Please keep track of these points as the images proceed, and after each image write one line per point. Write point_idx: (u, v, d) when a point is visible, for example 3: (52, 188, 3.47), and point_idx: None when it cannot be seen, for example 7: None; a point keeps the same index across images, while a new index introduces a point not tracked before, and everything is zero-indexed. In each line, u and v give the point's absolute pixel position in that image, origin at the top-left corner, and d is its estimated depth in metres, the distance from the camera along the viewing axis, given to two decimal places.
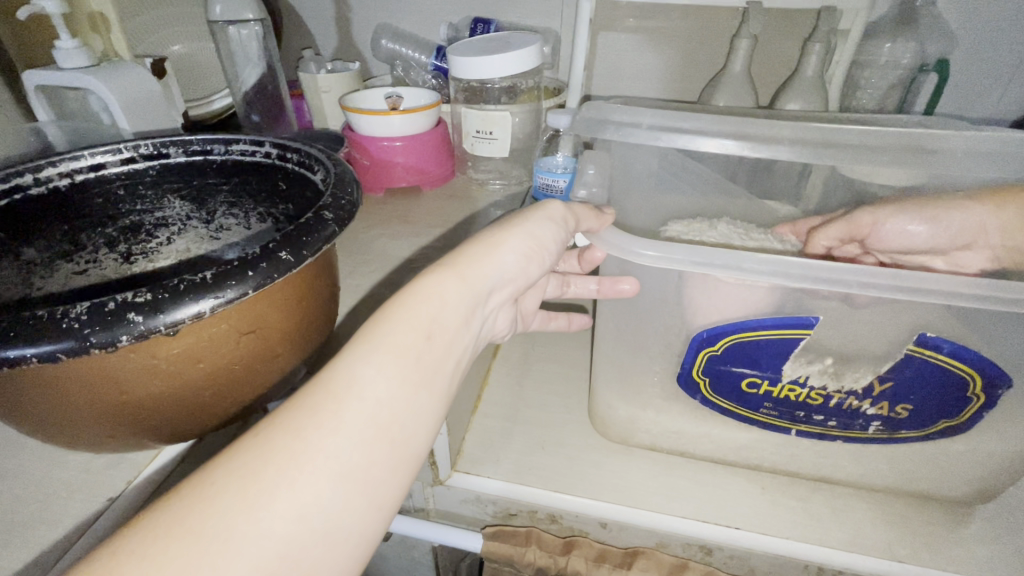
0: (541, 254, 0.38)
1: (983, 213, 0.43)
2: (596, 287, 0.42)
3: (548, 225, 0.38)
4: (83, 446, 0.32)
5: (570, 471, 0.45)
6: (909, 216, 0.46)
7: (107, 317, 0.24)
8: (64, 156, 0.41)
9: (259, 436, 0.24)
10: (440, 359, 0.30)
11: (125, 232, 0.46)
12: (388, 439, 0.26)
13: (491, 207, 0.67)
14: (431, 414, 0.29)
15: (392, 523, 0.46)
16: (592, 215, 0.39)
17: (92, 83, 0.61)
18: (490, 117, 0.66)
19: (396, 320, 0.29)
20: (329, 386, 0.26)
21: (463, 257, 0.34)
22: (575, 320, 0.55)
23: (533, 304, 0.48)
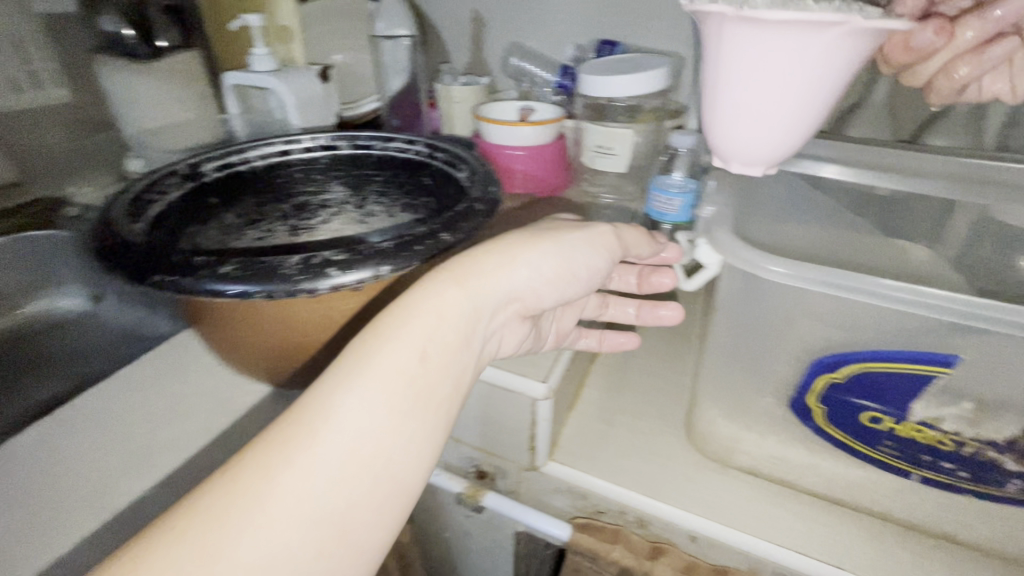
0: (573, 276, 0.40)
1: None
2: (633, 312, 0.50)
3: (592, 249, 0.40)
4: (264, 369, 0.41)
5: (663, 479, 0.45)
6: None
7: (313, 270, 0.30)
8: (264, 144, 0.53)
9: (227, 474, 0.27)
10: (426, 387, 0.31)
11: (296, 210, 0.50)
12: (370, 470, 0.28)
13: (602, 218, 0.70)
14: (427, 439, 0.31)
15: (488, 497, 0.49)
16: (646, 241, 0.44)
17: (278, 85, 0.73)
18: (612, 133, 0.70)
19: (388, 342, 0.31)
20: (307, 419, 0.29)
21: (455, 278, 0.35)
22: (612, 343, 0.51)
23: (570, 324, 0.46)
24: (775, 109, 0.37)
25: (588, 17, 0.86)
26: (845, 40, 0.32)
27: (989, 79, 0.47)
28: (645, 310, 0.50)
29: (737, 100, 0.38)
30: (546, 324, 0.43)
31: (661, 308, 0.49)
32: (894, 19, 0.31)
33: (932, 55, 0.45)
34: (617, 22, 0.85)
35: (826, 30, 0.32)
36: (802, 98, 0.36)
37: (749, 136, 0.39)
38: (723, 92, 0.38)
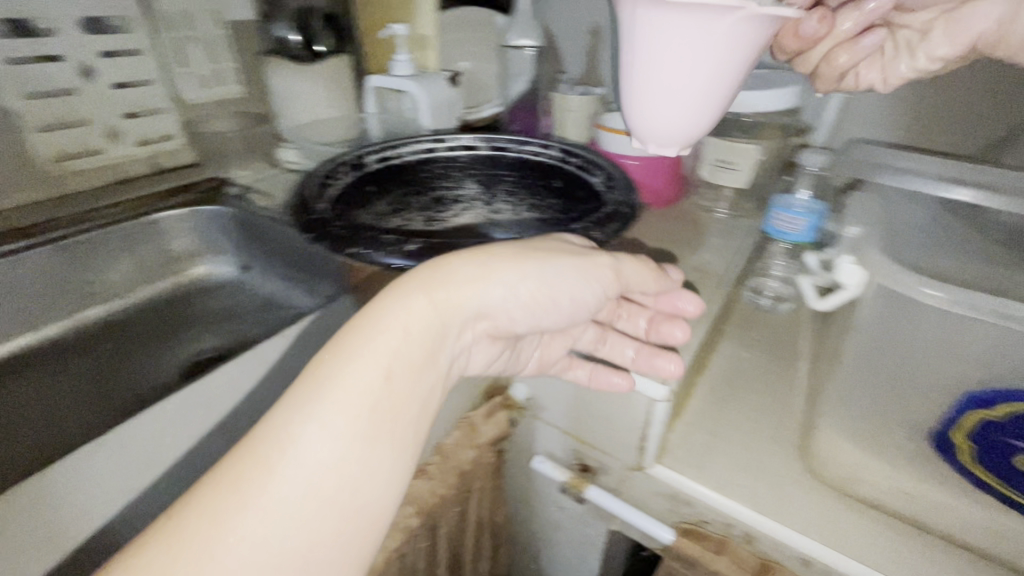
0: (555, 303, 0.37)
1: None
2: (633, 355, 0.45)
3: (584, 278, 0.37)
4: None
5: (774, 498, 0.45)
6: None
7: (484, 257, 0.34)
8: (414, 141, 0.59)
9: (175, 519, 0.25)
10: (397, 409, 0.30)
11: (433, 203, 0.54)
12: (335, 502, 0.28)
13: (715, 233, 0.69)
14: (388, 465, 0.30)
15: (590, 490, 0.51)
16: (652, 276, 0.42)
17: (415, 90, 0.79)
18: (736, 147, 0.70)
19: (354, 363, 0.30)
20: (262, 451, 0.27)
21: (424, 291, 0.33)
22: (600, 380, 0.44)
23: (559, 352, 0.46)
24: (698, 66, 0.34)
25: None
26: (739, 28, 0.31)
27: (867, 68, 0.51)
28: (642, 357, 0.44)
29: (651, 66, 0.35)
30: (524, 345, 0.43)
31: (659, 357, 0.43)
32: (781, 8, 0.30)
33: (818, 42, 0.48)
34: None
35: (724, 15, 0.30)
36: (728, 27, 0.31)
37: (667, 108, 0.36)
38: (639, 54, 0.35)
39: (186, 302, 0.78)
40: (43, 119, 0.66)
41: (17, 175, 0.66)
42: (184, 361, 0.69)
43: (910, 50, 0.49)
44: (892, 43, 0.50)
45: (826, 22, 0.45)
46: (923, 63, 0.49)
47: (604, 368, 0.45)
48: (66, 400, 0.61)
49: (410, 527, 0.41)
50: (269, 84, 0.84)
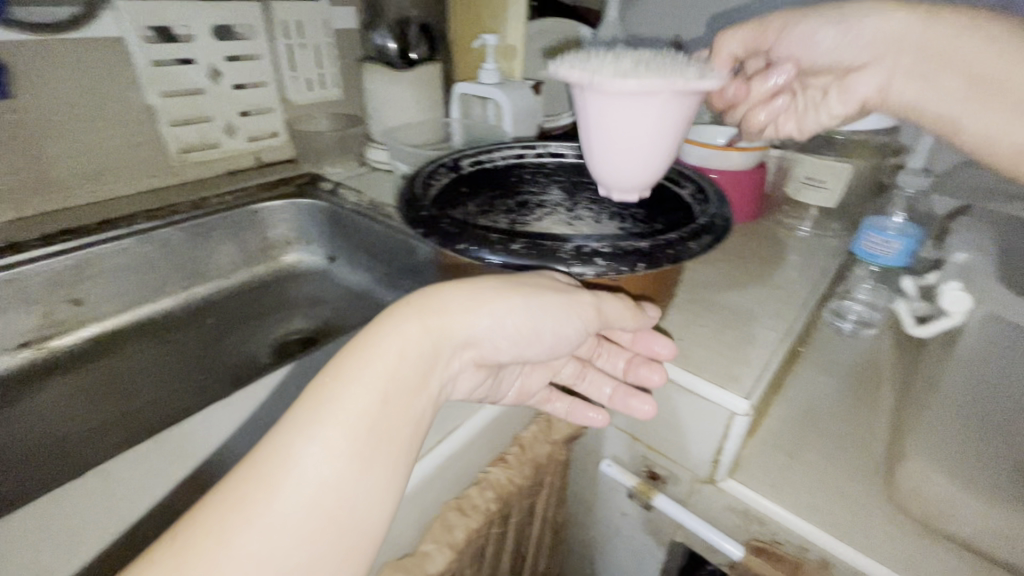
0: (540, 337, 0.37)
1: (901, 20, 0.49)
2: (609, 392, 0.47)
3: (567, 313, 0.36)
4: None
5: (855, 527, 0.43)
6: (824, 25, 0.54)
7: (582, 257, 0.36)
8: (504, 148, 0.62)
9: (174, 542, 0.25)
10: (396, 427, 0.31)
11: (519, 206, 0.56)
12: (334, 525, 0.28)
13: (798, 251, 0.68)
14: (383, 491, 0.29)
15: (658, 499, 0.51)
16: (630, 314, 0.40)
17: (499, 97, 0.82)
18: (827, 165, 0.69)
19: (351, 382, 0.30)
20: (262, 472, 0.27)
21: (419, 313, 0.34)
22: (578, 415, 0.47)
23: (539, 384, 0.45)
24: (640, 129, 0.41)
25: None
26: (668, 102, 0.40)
27: (783, 123, 0.59)
28: (618, 395, 0.47)
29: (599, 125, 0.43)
30: (507, 380, 0.42)
31: (635, 399, 0.46)
32: (701, 82, 0.39)
33: (738, 104, 0.58)
34: None
35: (653, 97, 0.39)
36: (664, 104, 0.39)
37: (620, 160, 0.44)
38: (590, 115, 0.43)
39: (277, 286, 0.84)
40: (175, 114, 0.74)
41: (142, 159, 0.74)
42: (277, 341, 0.76)
43: (816, 106, 0.57)
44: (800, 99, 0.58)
45: (741, 88, 0.57)
46: (829, 119, 0.56)
47: (583, 403, 0.48)
48: (178, 369, 0.69)
49: (489, 511, 0.44)
50: (367, 88, 0.90)
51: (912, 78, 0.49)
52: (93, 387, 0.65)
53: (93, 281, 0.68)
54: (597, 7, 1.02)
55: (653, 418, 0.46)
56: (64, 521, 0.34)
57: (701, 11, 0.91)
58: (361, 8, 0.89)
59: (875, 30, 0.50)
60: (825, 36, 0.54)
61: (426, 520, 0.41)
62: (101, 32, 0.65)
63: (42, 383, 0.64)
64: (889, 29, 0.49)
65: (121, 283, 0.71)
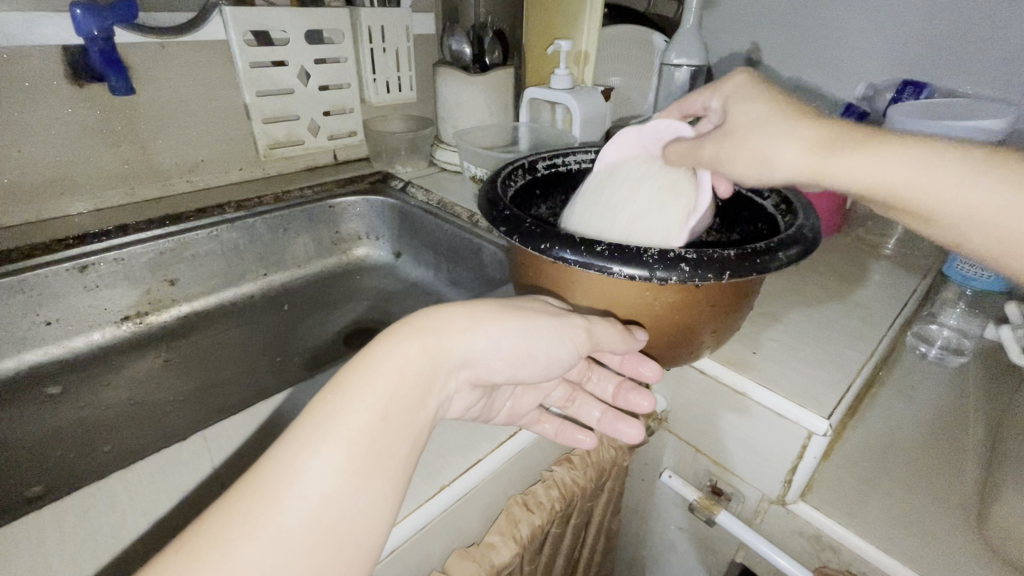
0: (533, 358, 0.37)
1: (800, 170, 0.39)
2: (599, 414, 0.46)
3: (560, 338, 0.38)
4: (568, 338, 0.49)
5: (939, 564, 0.41)
6: (751, 165, 0.40)
7: (667, 262, 0.36)
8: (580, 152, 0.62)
9: (180, 553, 0.25)
10: (392, 444, 0.31)
11: None
12: (334, 537, 0.28)
13: (881, 270, 0.64)
14: (380, 506, 0.30)
15: (722, 514, 0.49)
16: (620, 336, 0.39)
17: (569, 101, 0.83)
18: None
19: (348, 399, 0.30)
20: (265, 485, 0.27)
21: (413, 331, 0.34)
22: (568, 437, 0.44)
23: (530, 405, 0.42)
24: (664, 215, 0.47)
25: (893, 53, 0.78)
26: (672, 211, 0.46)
27: None
28: (607, 419, 0.46)
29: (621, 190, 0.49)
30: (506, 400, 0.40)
31: (623, 422, 0.45)
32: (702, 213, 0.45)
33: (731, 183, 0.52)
34: (925, 62, 0.76)
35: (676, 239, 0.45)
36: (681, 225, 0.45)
37: None
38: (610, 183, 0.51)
39: (347, 278, 0.89)
40: (267, 112, 0.79)
41: (234, 153, 0.80)
42: (342, 330, 0.79)
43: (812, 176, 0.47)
44: None
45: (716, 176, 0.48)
46: None
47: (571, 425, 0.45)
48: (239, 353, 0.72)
49: (553, 510, 0.44)
50: (441, 91, 0.93)
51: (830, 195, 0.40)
52: (178, 363, 0.70)
53: (188, 264, 0.74)
54: (670, 13, 1.01)
55: (640, 443, 0.46)
56: (168, 475, 0.37)
57: (781, 17, 0.88)
58: (439, 15, 0.92)
59: (789, 159, 0.38)
60: (749, 171, 0.41)
61: (493, 511, 0.42)
62: (209, 36, 0.71)
63: (139, 355, 0.70)
64: (800, 160, 0.38)
65: (208, 268, 0.76)
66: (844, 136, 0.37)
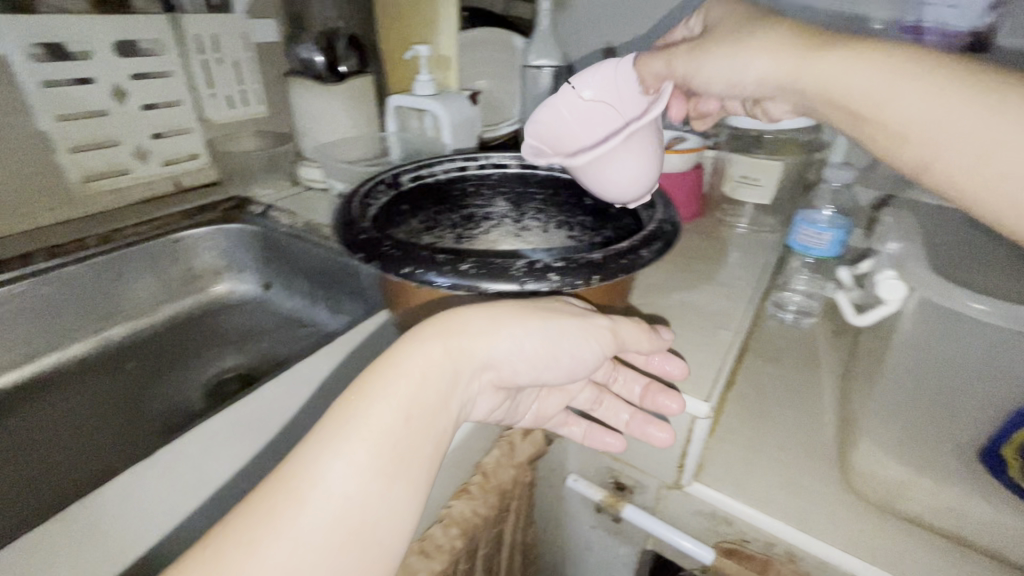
0: (554, 359, 0.38)
1: (761, 68, 0.43)
2: (627, 417, 0.47)
3: (581, 336, 0.39)
4: None
5: (814, 513, 0.44)
6: (718, 63, 0.44)
7: (537, 272, 0.34)
8: (444, 159, 0.59)
9: (209, 547, 0.25)
10: (417, 444, 0.31)
11: (465, 219, 0.54)
12: (360, 537, 0.28)
13: (738, 249, 0.70)
14: (406, 505, 0.30)
15: (626, 509, 0.50)
16: (644, 336, 0.42)
17: (434, 107, 0.80)
18: (762, 165, 0.71)
19: (375, 401, 0.31)
20: (292, 483, 0.28)
21: (449, 332, 0.35)
22: (596, 440, 0.48)
23: (552, 408, 0.46)
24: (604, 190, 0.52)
25: None
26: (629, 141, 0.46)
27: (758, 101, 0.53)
28: (636, 422, 0.46)
29: (556, 118, 0.54)
30: (521, 400, 0.43)
31: (651, 426, 0.45)
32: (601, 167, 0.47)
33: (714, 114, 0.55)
34: None
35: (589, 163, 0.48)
36: (617, 191, 0.49)
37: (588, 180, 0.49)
38: (585, 89, 0.53)
39: (206, 320, 0.78)
40: (76, 139, 0.67)
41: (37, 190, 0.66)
42: (207, 384, 0.68)
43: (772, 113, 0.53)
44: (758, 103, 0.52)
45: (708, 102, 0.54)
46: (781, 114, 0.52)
47: (600, 429, 0.48)
48: (83, 424, 0.60)
49: (454, 549, 0.42)
50: (295, 103, 0.85)
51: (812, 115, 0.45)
52: None
53: None
54: (528, 15, 1.02)
55: (672, 446, 0.45)
56: None
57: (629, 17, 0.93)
58: (283, 21, 0.84)
59: (757, 78, 0.43)
60: (716, 79, 0.45)
61: None
62: None
63: None
64: (768, 77, 0.43)
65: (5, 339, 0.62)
66: (808, 54, 0.40)
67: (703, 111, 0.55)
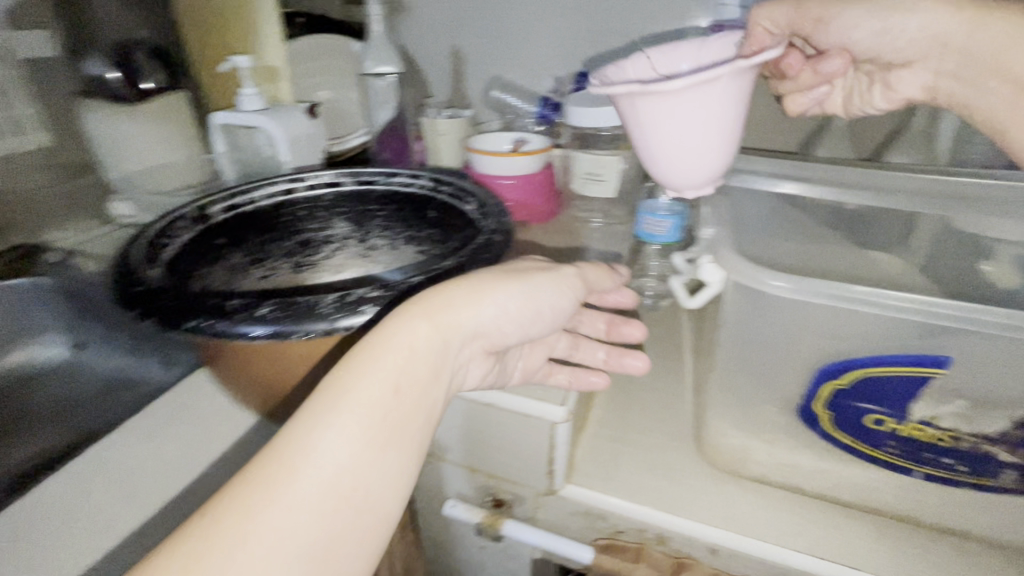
0: (537, 317, 0.38)
1: (931, 15, 0.47)
2: (603, 355, 0.48)
3: (556, 290, 0.39)
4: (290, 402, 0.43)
5: (675, 492, 0.46)
6: (867, 13, 0.50)
7: (349, 306, 0.32)
8: (265, 183, 0.53)
9: (206, 517, 0.26)
10: (406, 415, 0.31)
11: (300, 246, 0.50)
12: (353, 504, 0.28)
13: (594, 243, 0.72)
14: (399, 472, 0.30)
15: (506, 525, 0.49)
16: (606, 275, 0.44)
17: (264, 123, 0.73)
18: (602, 160, 0.77)
19: (366, 373, 0.30)
20: (285, 456, 0.28)
21: (439, 300, 0.34)
22: (581, 381, 0.46)
23: (538, 361, 0.45)
24: (686, 151, 0.46)
25: (563, 51, 0.89)
26: (740, 75, 0.42)
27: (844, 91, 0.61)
28: (613, 356, 0.48)
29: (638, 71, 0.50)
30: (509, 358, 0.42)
31: (628, 356, 0.47)
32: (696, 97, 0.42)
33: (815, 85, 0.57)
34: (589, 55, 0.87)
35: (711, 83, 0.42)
36: (683, 144, 0.45)
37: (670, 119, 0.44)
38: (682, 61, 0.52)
39: None
40: None
41: None
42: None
43: (864, 96, 0.60)
44: (868, 77, 0.58)
45: (811, 78, 0.56)
46: (882, 101, 0.58)
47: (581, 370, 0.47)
48: None
49: None
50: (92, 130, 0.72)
51: (954, 77, 0.49)
52: None
53: None
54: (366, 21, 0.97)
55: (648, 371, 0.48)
56: None
57: (468, 20, 0.92)
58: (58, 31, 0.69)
59: (919, 29, 0.49)
60: (857, 27, 0.51)
61: None
62: None
63: None
64: (934, 27, 0.48)
65: None
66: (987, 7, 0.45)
67: (817, 75, 0.55)
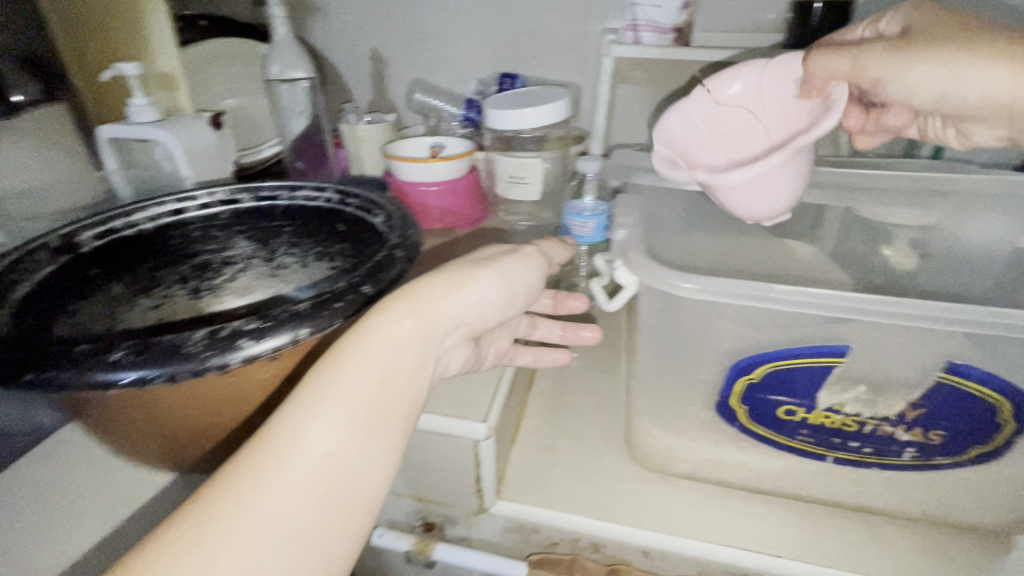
0: (513, 301, 0.39)
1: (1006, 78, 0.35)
2: (560, 331, 0.50)
3: (525, 269, 0.40)
4: (184, 444, 0.39)
5: (608, 498, 0.46)
6: (930, 68, 0.37)
7: (222, 343, 0.28)
8: (150, 203, 0.48)
9: (197, 501, 0.26)
10: (393, 405, 0.30)
11: (196, 270, 0.46)
12: (339, 490, 0.27)
13: None
14: (385, 461, 0.29)
15: (438, 550, 0.47)
16: (559, 246, 0.45)
17: (160, 136, 0.67)
18: (524, 163, 0.74)
19: (353, 362, 0.30)
20: (272, 445, 0.27)
21: (421, 292, 0.34)
22: (545, 360, 0.50)
23: (507, 343, 0.46)
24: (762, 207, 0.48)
25: (483, 53, 0.87)
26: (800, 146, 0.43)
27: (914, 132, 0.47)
28: (569, 331, 0.51)
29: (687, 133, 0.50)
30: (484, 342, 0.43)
31: (583, 330, 0.50)
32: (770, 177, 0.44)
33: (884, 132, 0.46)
34: (509, 56, 0.86)
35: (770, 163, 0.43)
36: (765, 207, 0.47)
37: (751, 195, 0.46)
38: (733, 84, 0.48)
39: None
40: None
41: None
42: None
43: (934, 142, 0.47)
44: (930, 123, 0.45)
45: (876, 121, 0.45)
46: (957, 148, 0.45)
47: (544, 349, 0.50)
48: None
49: None
50: None
51: None
52: None
53: None
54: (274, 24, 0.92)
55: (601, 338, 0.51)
56: None
57: (383, 22, 0.89)
58: None
59: (985, 94, 0.36)
60: (919, 90, 0.39)
61: None
62: None
63: None
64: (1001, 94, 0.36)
65: None
66: None
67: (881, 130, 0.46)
